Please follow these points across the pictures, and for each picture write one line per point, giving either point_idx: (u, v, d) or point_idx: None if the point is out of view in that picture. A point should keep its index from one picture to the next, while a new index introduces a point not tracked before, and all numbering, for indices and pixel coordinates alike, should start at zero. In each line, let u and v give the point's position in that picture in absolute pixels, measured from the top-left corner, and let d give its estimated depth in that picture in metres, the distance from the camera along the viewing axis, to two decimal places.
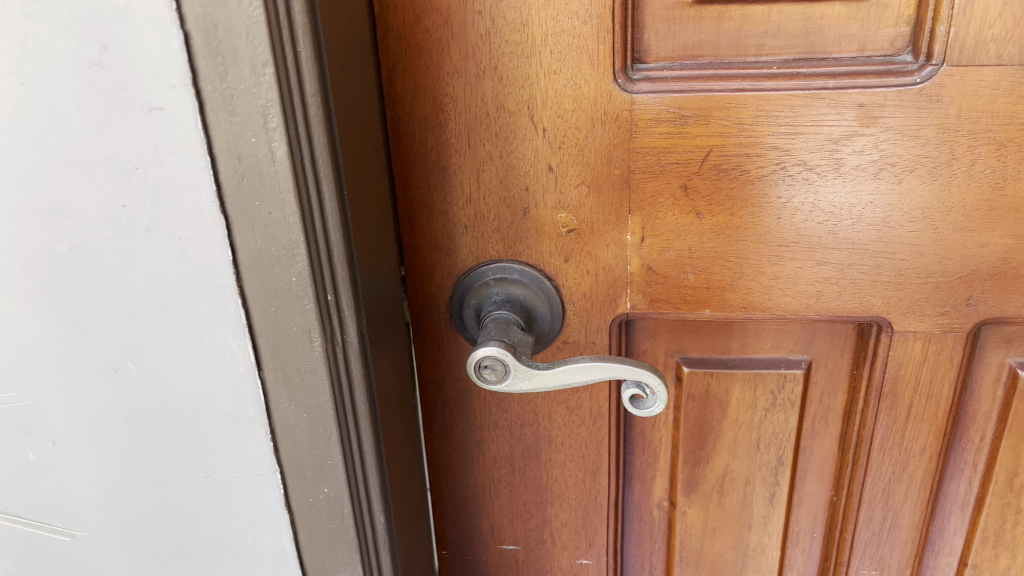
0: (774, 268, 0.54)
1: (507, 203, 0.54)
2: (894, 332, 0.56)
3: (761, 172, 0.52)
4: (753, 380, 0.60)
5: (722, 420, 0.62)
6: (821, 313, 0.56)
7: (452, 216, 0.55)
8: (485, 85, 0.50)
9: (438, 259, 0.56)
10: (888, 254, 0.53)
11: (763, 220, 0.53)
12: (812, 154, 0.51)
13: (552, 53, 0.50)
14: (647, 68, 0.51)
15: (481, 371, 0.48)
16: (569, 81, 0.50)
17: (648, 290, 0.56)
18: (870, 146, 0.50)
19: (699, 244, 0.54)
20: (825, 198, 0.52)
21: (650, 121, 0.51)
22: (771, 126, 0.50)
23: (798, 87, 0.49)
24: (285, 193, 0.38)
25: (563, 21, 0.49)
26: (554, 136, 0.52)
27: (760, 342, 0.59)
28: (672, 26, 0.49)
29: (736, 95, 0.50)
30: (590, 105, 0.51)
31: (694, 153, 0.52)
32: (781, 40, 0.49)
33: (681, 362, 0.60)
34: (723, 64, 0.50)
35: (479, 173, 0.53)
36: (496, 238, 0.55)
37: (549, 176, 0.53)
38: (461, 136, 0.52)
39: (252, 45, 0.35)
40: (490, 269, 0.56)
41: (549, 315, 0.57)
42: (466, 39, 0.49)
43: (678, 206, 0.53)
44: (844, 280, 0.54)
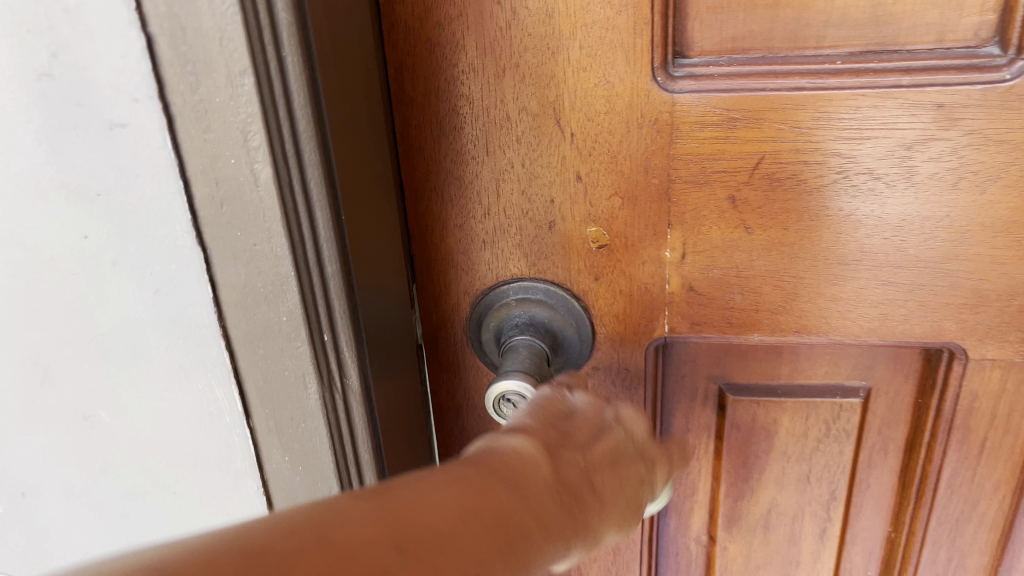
0: (833, 289, 0.48)
1: (530, 216, 0.48)
2: (969, 360, 0.49)
3: (820, 182, 0.45)
4: (804, 408, 0.54)
5: (768, 450, 0.56)
6: (885, 338, 0.49)
7: (469, 230, 0.50)
8: (506, 85, 0.45)
9: (457, 275, 0.51)
10: (966, 274, 0.47)
11: (821, 236, 0.47)
12: (880, 161, 0.44)
13: (581, 48, 0.44)
14: (690, 64, 0.44)
15: (500, 402, 0.46)
16: (601, 79, 0.44)
17: (689, 312, 0.50)
18: (949, 151, 0.44)
19: (748, 262, 0.48)
20: (894, 210, 0.45)
21: (694, 124, 0.45)
22: (833, 130, 0.44)
23: (866, 84, 0.43)
24: (272, 221, 0.33)
25: (593, 11, 0.43)
26: (583, 141, 0.46)
27: (812, 367, 0.53)
28: (721, 15, 0.43)
29: (793, 94, 0.44)
30: (626, 107, 0.45)
31: (744, 161, 0.45)
32: (845, 31, 0.43)
33: (724, 389, 0.55)
34: (779, 58, 0.44)
35: (500, 182, 0.48)
36: (518, 254, 0.50)
37: (577, 186, 0.47)
38: (478, 142, 0.47)
39: (226, 51, 0.30)
40: (512, 289, 0.51)
41: (577, 339, 0.51)
42: (485, 33, 0.44)
43: (725, 219, 0.47)
44: (913, 302, 0.48)
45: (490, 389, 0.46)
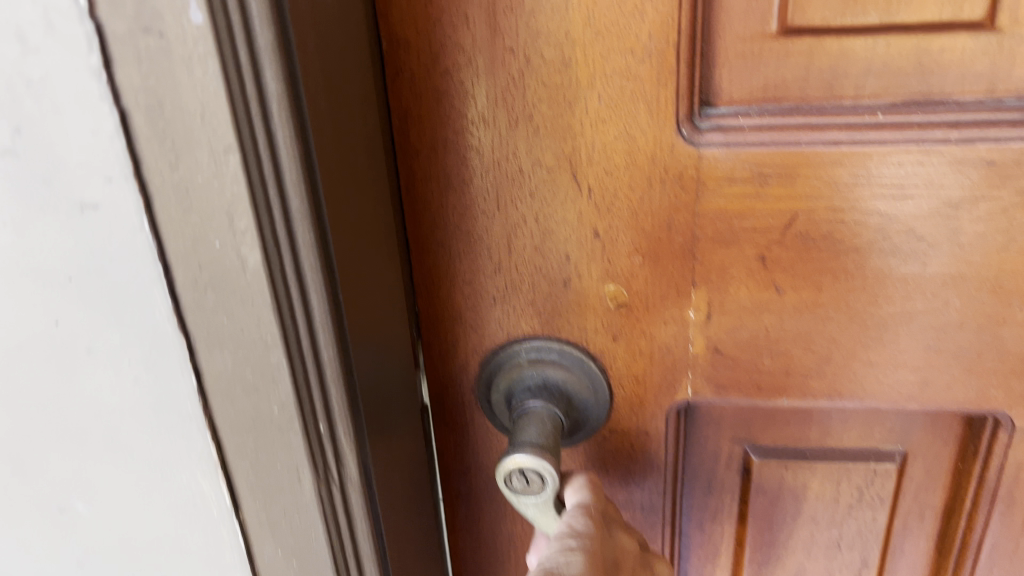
0: (870, 353, 0.45)
1: (543, 273, 0.45)
2: (1016, 430, 0.46)
3: (858, 241, 0.42)
4: (835, 473, 0.51)
5: (795, 515, 0.53)
6: (925, 405, 0.46)
7: (478, 286, 0.46)
8: (520, 136, 0.42)
9: (465, 334, 0.48)
10: (1015, 340, 0.43)
11: (857, 298, 0.43)
12: (924, 222, 0.41)
13: (602, 98, 0.40)
14: (718, 114, 0.41)
15: (511, 476, 0.43)
16: (621, 131, 0.41)
17: (713, 374, 0.47)
18: (998, 211, 0.41)
19: (778, 323, 0.45)
20: (937, 271, 0.42)
21: (722, 180, 0.42)
22: (872, 188, 0.41)
23: (910, 139, 0.40)
24: (263, 310, 0.30)
25: (614, 59, 0.39)
26: (601, 198, 0.43)
27: (845, 432, 0.50)
28: (752, 63, 0.40)
29: (830, 149, 0.41)
30: (648, 161, 0.41)
31: (776, 220, 0.42)
32: (886, 80, 0.39)
33: (749, 452, 0.51)
34: (814, 108, 0.40)
35: (511, 238, 0.44)
36: (531, 313, 0.47)
37: (595, 243, 0.44)
38: (489, 197, 0.43)
39: (209, 126, 0.27)
40: (524, 349, 0.47)
41: (593, 402, 0.48)
42: (496, 81, 0.40)
43: (754, 279, 0.44)
44: (957, 368, 0.44)
45: (501, 462, 0.42)
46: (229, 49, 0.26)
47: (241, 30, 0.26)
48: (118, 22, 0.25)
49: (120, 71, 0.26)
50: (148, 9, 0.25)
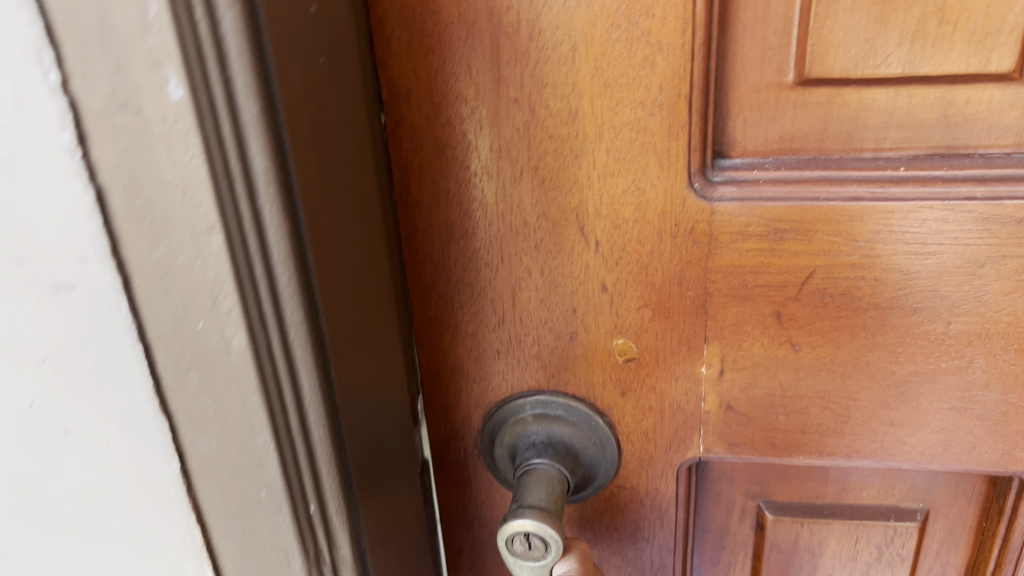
0: (891, 412, 0.43)
1: (549, 326, 0.43)
2: None
3: (879, 299, 0.40)
4: (853, 531, 0.49)
5: (811, 572, 0.51)
6: (948, 467, 0.44)
7: (481, 339, 0.45)
8: (524, 187, 0.40)
9: (467, 388, 0.46)
10: None
11: (878, 356, 0.41)
12: (949, 281, 0.39)
13: (609, 151, 0.38)
14: (731, 166, 0.39)
15: (514, 537, 0.41)
16: (630, 184, 0.39)
17: (727, 431, 0.45)
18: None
19: (794, 381, 0.43)
20: (961, 330, 0.40)
21: (735, 235, 0.40)
22: (894, 245, 0.39)
23: (933, 195, 0.38)
24: (248, 390, 0.30)
25: (623, 111, 0.37)
26: (609, 251, 0.41)
27: (863, 488, 0.48)
28: (768, 112, 0.38)
29: (851, 204, 0.38)
30: (657, 215, 0.40)
31: (792, 275, 0.40)
32: (907, 132, 0.38)
33: (763, 507, 0.49)
34: (832, 160, 0.39)
35: (515, 291, 0.43)
36: (536, 367, 0.45)
37: (603, 297, 0.42)
38: (492, 248, 0.42)
39: (190, 207, 0.26)
40: (529, 402, 0.46)
41: (601, 457, 0.46)
42: (501, 132, 0.39)
43: (768, 335, 0.42)
44: (983, 429, 0.42)
45: (510, 521, 0.40)
46: (213, 126, 0.26)
47: (225, 106, 0.26)
48: (95, 99, 0.25)
49: (97, 150, 0.26)
50: (125, 87, 0.25)
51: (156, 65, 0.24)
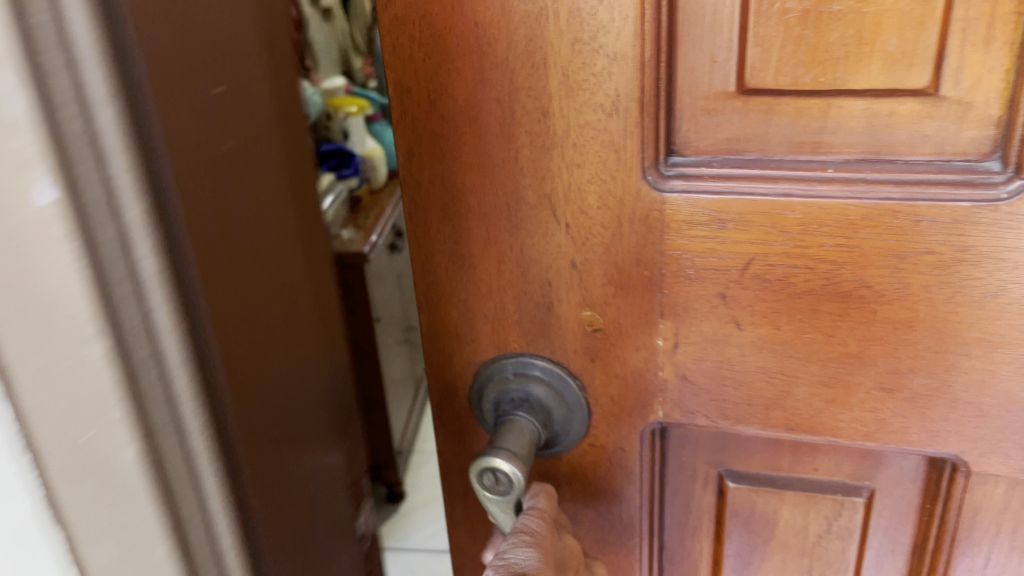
0: (827, 389, 0.48)
1: (528, 296, 0.50)
2: (972, 474, 0.48)
3: (811, 285, 0.45)
4: (804, 502, 0.54)
5: (768, 539, 0.56)
6: (881, 443, 0.48)
7: (471, 305, 0.52)
8: (505, 175, 0.47)
9: (460, 348, 0.53)
10: (964, 388, 0.45)
11: (812, 338, 0.46)
12: (874, 271, 0.44)
13: (575, 146, 0.45)
14: (683, 162, 0.45)
15: (485, 473, 0.48)
16: (593, 175, 0.46)
17: (683, 399, 0.51)
18: (944, 266, 0.43)
19: (740, 356, 0.48)
20: (886, 318, 0.44)
21: (684, 223, 0.46)
22: (823, 238, 0.44)
23: (858, 195, 0.43)
24: (126, 473, 0.32)
25: (586, 112, 0.44)
26: (577, 233, 0.47)
27: (814, 463, 0.53)
28: (716, 118, 0.44)
29: (784, 200, 0.44)
30: (616, 203, 0.46)
31: (734, 261, 0.46)
32: (840, 137, 0.43)
33: (724, 475, 0.55)
34: (773, 160, 0.44)
35: (499, 265, 0.50)
36: (517, 332, 0.52)
37: (572, 273, 0.49)
38: (480, 226, 0.49)
39: (66, 309, 0.28)
40: (511, 362, 0.52)
41: (573, 415, 0.53)
42: (485, 127, 0.46)
43: (716, 314, 0.47)
44: (911, 410, 0.47)
45: (483, 458, 0.47)
46: (88, 229, 0.28)
47: (106, 205, 0.28)
48: None
49: None
50: None
51: (22, 170, 0.26)
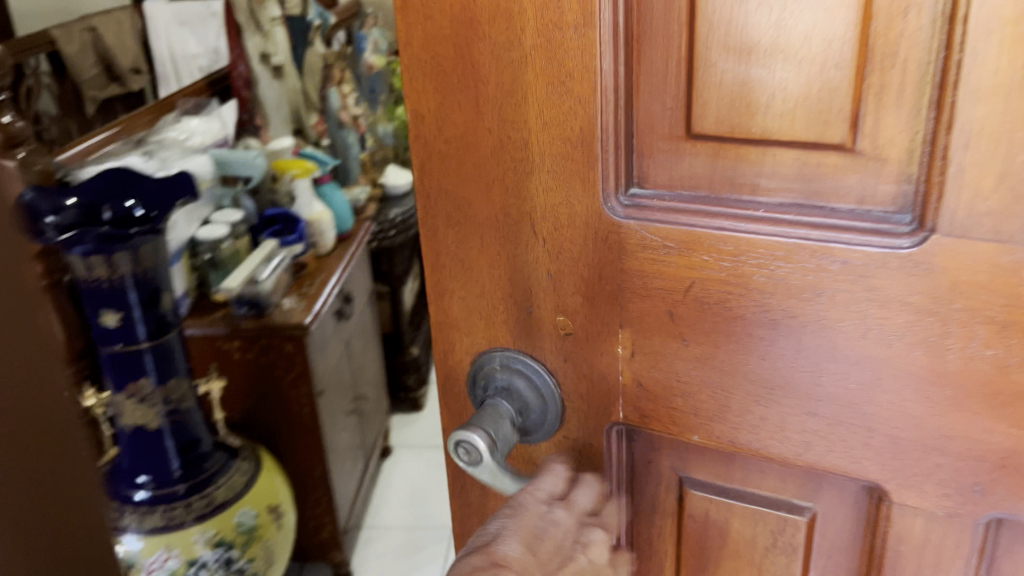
0: (761, 408, 0.52)
1: (512, 299, 0.58)
2: (893, 503, 0.52)
3: (744, 311, 0.50)
4: (752, 516, 0.58)
5: (720, 546, 0.60)
6: (810, 465, 0.53)
7: (469, 303, 0.60)
8: (494, 192, 0.55)
9: (459, 338, 0.62)
10: (879, 420, 0.49)
11: (746, 359, 0.52)
12: (798, 304, 0.49)
13: (550, 172, 0.53)
14: (641, 193, 0.51)
15: (460, 448, 0.55)
16: (564, 199, 0.53)
17: (638, 404, 0.57)
18: (856, 305, 0.47)
19: (686, 370, 0.54)
20: (809, 345, 0.49)
21: (638, 246, 0.52)
22: (752, 270, 0.49)
23: (781, 234, 0.48)
24: None
25: (559, 144, 0.51)
26: (552, 247, 0.55)
27: (762, 480, 0.57)
28: (669, 157, 0.50)
29: (718, 233, 0.49)
30: (584, 224, 0.53)
31: (679, 284, 0.52)
32: (775, 181, 0.47)
33: (683, 479, 0.60)
34: (718, 198, 0.49)
35: (490, 269, 0.58)
36: (503, 330, 0.59)
37: (547, 282, 0.56)
38: (474, 234, 0.57)
39: None
40: (497, 355, 0.60)
41: (548, 407, 0.60)
42: (479, 150, 0.54)
43: (665, 329, 0.53)
44: (833, 436, 0.51)
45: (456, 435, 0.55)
46: None
47: None
48: None
49: None
50: None
51: None
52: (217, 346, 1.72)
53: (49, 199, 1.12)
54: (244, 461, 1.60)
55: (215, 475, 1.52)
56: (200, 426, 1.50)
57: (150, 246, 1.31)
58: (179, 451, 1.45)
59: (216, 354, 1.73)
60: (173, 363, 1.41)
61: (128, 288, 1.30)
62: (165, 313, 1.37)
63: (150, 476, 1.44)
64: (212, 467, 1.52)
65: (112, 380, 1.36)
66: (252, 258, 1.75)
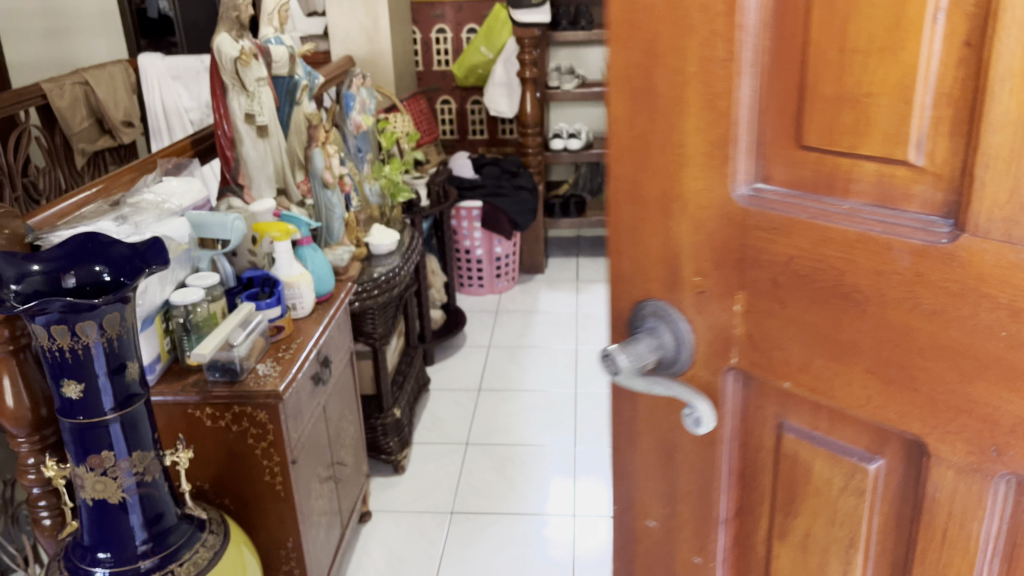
0: (837, 365, 0.65)
1: (663, 262, 0.74)
2: (933, 456, 0.62)
3: (826, 285, 0.64)
4: (832, 459, 0.69)
5: (805, 483, 0.71)
6: (873, 416, 0.64)
7: (634, 262, 0.77)
8: (657, 177, 0.72)
9: (625, 289, 0.79)
10: (921, 384, 0.60)
11: (826, 324, 0.64)
12: (865, 281, 0.61)
13: (695, 164, 0.69)
14: (764, 188, 0.66)
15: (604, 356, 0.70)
16: (705, 186, 0.69)
17: (750, 355, 0.71)
18: (906, 284, 0.59)
19: (786, 330, 0.67)
20: (873, 313, 0.61)
21: (754, 226, 0.67)
22: (832, 253, 0.63)
23: (848, 224, 0.61)
24: None
25: (701, 144, 0.68)
26: (694, 222, 0.71)
27: (840, 429, 0.68)
28: (785, 160, 0.64)
29: (809, 222, 0.63)
30: (718, 206, 0.69)
31: (780, 260, 0.66)
32: (861, 185, 0.60)
33: (780, 424, 0.72)
34: (818, 198, 0.63)
35: (651, 237, 0.75)
36: (655, 285, 0.76)
37: (689, 250, 0.72)
38: (642, 209, 0.75)
39: None
40: (648, 305, 0.76)
41: (681, 351, 0.74)
42: (650, 144, 0.72)
43: (770, 295, 0.67)
44: (888, 393, 0.62)
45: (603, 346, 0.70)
46: None
47: None
48: None
49: None
50: None
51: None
52: (187, 412, 1.85)
53: (15, 267, 1.32)
54: (208, 537, 1.64)
55: (180, 548, 1.56)
56: (166, 499, 1.57)
57: (115, 317, 1.40)
58: (143, 525, 1.52)
59: (188, 420, 1.86)
60: (139, 435, 1.49)
61: (92, 359, 1.39)
62: (130, 386, 1.46)
63: (110, 553, 1.49)
64: (178, 542, 1.56)
65: (73, 455, 1.45)
66: (227, 325, 1.86)
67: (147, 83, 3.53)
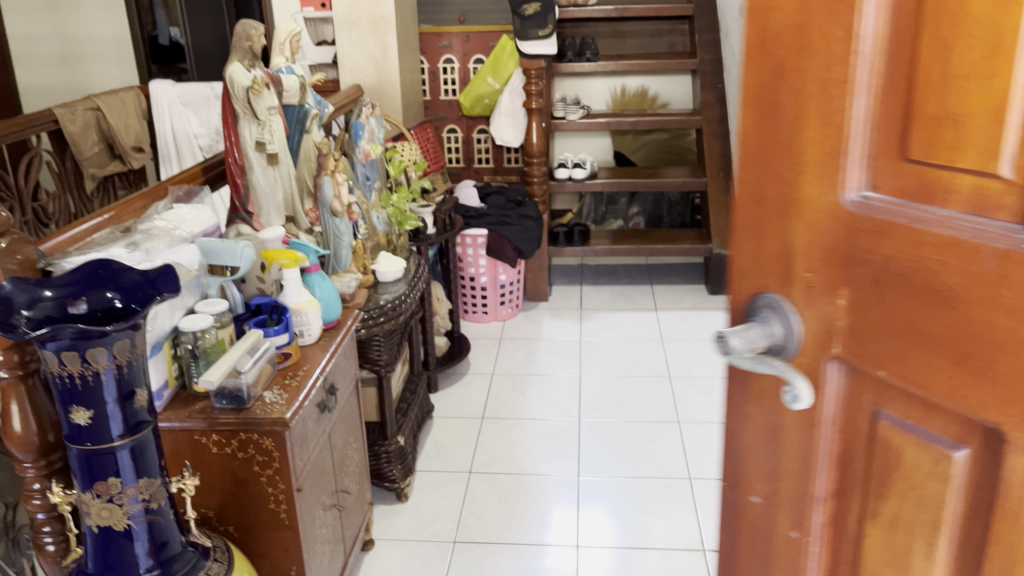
0: (927, 356, 0.71)
1: (780, 259, 0.84)
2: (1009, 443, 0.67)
3: (920, 283, 0.70)
4: (922, 445, 0.75)
5: (897, 467, 0.78)
6: (956, 404, 0.70)
7: (756, 258, 0.88)
8: (778, 184, 0.83)
9: (748, 282, 0.90)
10: (997, 376, 0.66)
11: (919, 319, 0.71)
12: (953, 280, 0.68)
13: (811, 172, 0.78)
14: (872, 196, 0.74)
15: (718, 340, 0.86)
16: (819, 192, 0.78)
17: (851, 345, 0.78)
18: (987, 283, 0.65)
19: (885, 324, 0.74)
20: (959, 309, 0.68)
21: (860, 228, 0.75)
22: (926, 254, 0.70)
23: (942, 229, 0.68)
24: None
25: (817, 155, 0.77)
26: (808, 224, 0.80)
27: (931, 417, 0.74)
28: (892, 171, 0.73)
29: (908, 226, 0.71)
30: (830, 209, 0.78)
31: (880, 259, 0.74)
32: (956, 194, 0.68)
33: (880, 412, 0.79)
34: (920, 207, 0.71)
35: (771, 236, 0.85)
36: (773, 279, 0.86)
37: (803, 248, 0.81)
38: (765, 212, 0.85)
39: None
40: (764, 298, 0.87)
41: (789, 341, 0.84)
42: (774, 155, 0.82)
43: (870, 291, 0.75)
44: (969, 384, 0.68)
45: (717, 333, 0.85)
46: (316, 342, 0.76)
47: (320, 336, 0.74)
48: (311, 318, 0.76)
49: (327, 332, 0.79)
50: None
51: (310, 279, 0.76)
52: (193, 438, 1.89)
53: (28, 292, 1.37)
54: (212, 566, 1.70)
55: None
56: (171, 528, 1.61)
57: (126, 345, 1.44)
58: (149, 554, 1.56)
59: (194, 448, 1.90)
60: (144, 463, 1.53)
61: (99, 388, 1.43)
62: (137, 413, 1.50)
63: None
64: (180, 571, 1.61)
65: (78, 482, 1.49)
66: (233, 353, 1.89)
67: (159, 109, 3.76)
